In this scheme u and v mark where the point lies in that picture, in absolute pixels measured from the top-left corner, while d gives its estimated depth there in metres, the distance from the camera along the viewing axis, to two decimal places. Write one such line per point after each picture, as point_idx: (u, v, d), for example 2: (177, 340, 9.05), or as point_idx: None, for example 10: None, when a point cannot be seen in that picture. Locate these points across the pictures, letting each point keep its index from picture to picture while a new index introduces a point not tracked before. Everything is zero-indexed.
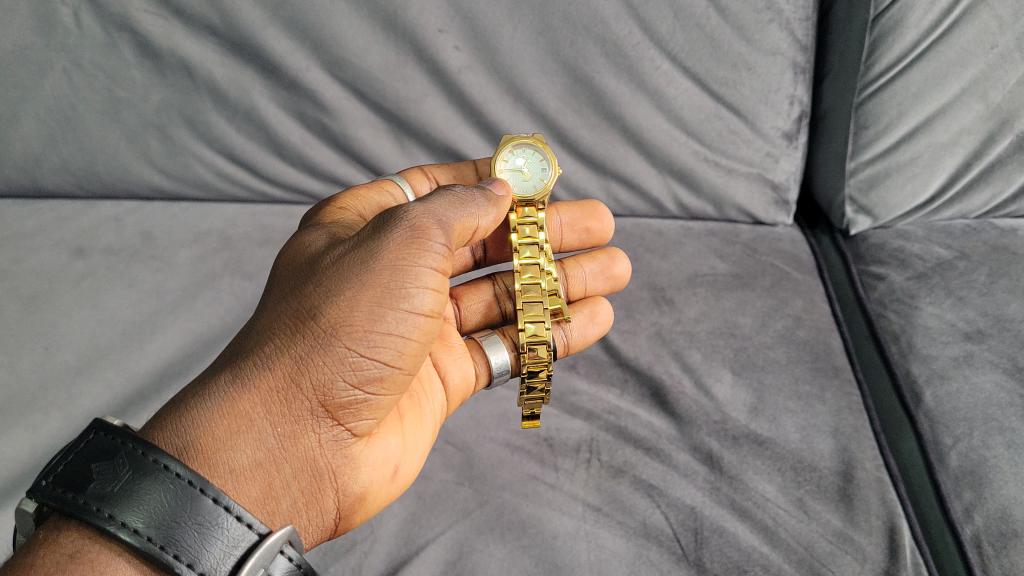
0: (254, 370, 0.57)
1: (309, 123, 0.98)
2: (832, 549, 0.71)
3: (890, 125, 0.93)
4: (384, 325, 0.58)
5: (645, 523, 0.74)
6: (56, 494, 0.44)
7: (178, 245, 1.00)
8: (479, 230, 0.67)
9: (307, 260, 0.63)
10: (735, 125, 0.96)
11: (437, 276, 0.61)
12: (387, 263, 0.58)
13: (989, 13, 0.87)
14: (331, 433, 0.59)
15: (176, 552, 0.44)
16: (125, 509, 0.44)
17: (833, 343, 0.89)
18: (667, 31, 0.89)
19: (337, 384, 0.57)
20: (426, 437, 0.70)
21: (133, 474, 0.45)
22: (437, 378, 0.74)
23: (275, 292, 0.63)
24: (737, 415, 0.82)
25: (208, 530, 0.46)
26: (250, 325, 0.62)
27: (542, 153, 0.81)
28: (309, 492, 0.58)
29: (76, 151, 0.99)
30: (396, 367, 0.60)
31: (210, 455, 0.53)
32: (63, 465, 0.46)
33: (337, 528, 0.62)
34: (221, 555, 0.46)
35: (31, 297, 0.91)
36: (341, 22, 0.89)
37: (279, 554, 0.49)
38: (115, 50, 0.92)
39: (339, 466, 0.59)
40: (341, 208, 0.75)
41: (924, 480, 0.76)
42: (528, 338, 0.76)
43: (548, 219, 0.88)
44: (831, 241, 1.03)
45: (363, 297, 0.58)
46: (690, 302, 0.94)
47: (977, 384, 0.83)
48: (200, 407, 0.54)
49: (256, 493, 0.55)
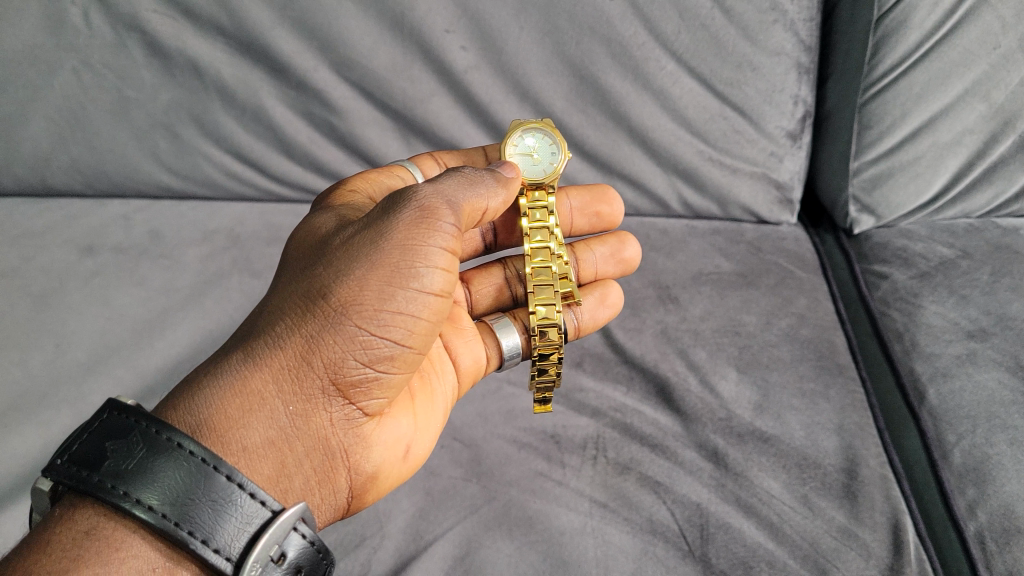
0: (266, 349, 0.58)
1: (317, 122, 0.98)
2: (837, 546, 0.72)
3: (893, 125, 0.94)
4: (394, 304, 0.59)
5: (651, 520, 0.74)
6: (72, 473, 0.44)
7: (186, 244, 1.00)
8: (488, 211, 0.68)
9: (318, 242, 0.65)
10: (740, 125, 0.96)
11: (447, 256, 0.61)
12: (396, 242, 0.59)
13: (992, 14, 0.89)
14: (342, 412, 0.60)
15: (191, 529, 0.45)
16: (140, 487, 0.45)
17: (837, 341, 0.90)
18: (672, 32, 0.89)
19: (348, 363, 0.58)
20: (436, 419, 0.71)
21: (148, 452, 0.46)
22: (448, 361, 0.75)
23: (287, 273, 0.64)
24: (742, 412, 0.83)
25: (222, 507, 0.46)
26: (263, 305, 0.63)
27: (551, 137, 0.84)
28: (322, 471, 0.59)
29: (85, 150, 0.99)
30: (406, 346, 0.60)
31: (222, 433, 0.53)
32: (78, 444, 0.46)
33: (350, 507, 0.64)
34: (235, 532, 0.46)
35: (41, 295, 0.92)
36: (349, 23, 0.89)
37: (293, 531, 0.49)
38: (124, 50, 0.93)
39: (351, 445, 0.60)
40: (350, 191, 0.76)
41: (927, 477, 0.77)
42: (539, 320, 0.77)
43: (558, 203, 0.89)
44: (835, 241, 1.03)
45: (373, 277, 0.58)
46: (695, 300, 0.94)
47: (979, 381, 0.84)
48: (213, 385, 0.56)
49: (269, 471, 0.55)
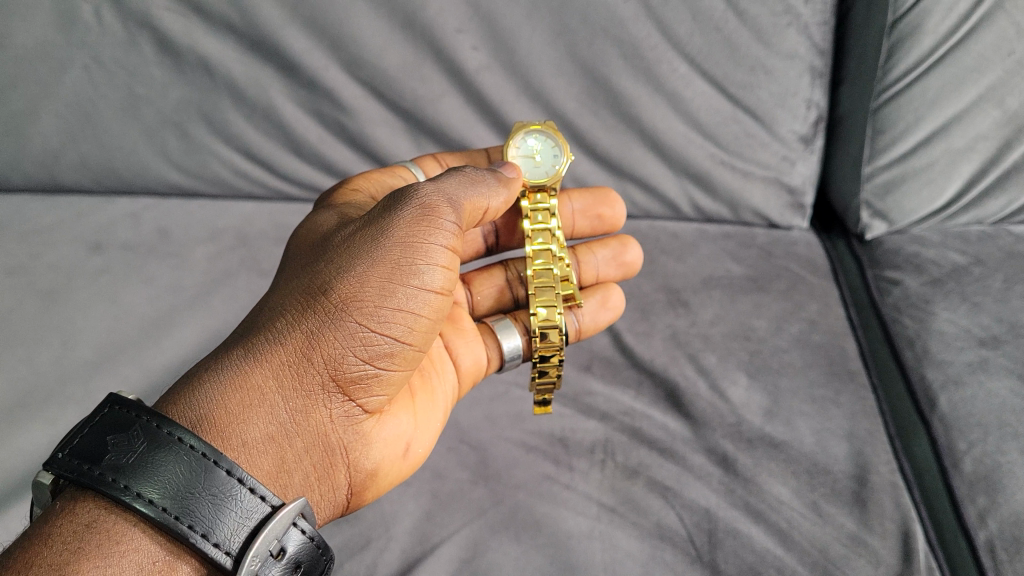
0: (267, 345, 0.57)
1: (327, 121, 0.98)
2: (847, 553, 0.72)
3: (906, 130, 0.93)
4: (395, 301, 0.59)
5: (659, 524, 0.74)
6: (72, 466, 0.44)
7: (195, 242, 1.00)
8: (489, 211, 0.69)
9: (319, 239, 0.65)
10: (752, 128, 0.96)
11: (448, 254, 0.63)
12: (398, 240, 0.60)
13: (1008, 19, 0.88)
14: (343, 408, 0.59)
15: (191, 523, 0.45)
16: (141, 481, 0.44)
17: (848, 348, 0.89)
18: (685, 34, 0.89)
19: (348, 359, 0.58)
20: (438, 417, 0.71)
21: (149, 446, 0.45)
22: (448, 360, 0.75)
23: (288, 271, 0.64)
24: (752, 418, 0.82)
25: (222, 501, 0.46)
26: (262, 303, 0.63)
27: (553, 139, 0.83)
28: (322, 467, 0.58)
29: (95, 147, 0.99)
30: (406, 343, 0.61)
31: (222, 427, 0.53)
32: (78, 437, 0.46)
33: (349, 505, 0.63)
34: (235, 527, 0.46)
35: (49, 292, 0.92)
36: (360, 22, 0.89)
37: (292, 527, 0.49)
38: (135, 47, 0.92)
39: (351, 442, 0.60)
40: (353, 190, 0.76)
41: (938, 485, 0.76)
42: (540, 322, 0.77)
43: (560, 206, 0.88)
44: (846, 245, 1.02)
45: (375, 273, 0.59)
46: (705, 305, 0.93)
47: (991, 389, 0.83)
48: (213, 379, 0.55)
49: (269, 467, 0.55)
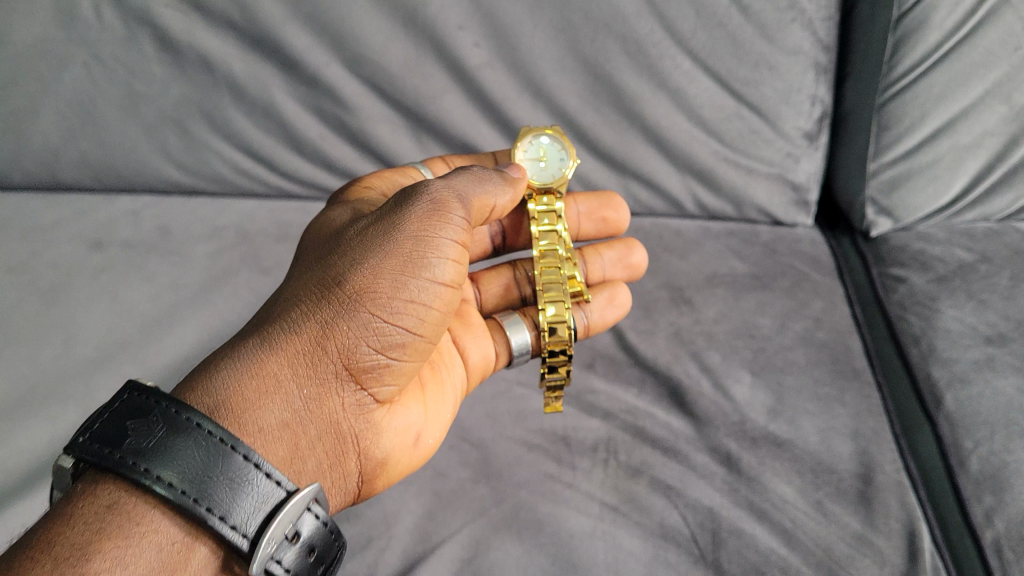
0: (282, 333, 0.56)
1: (328, 119, 0.97)
2: (852, 552, 0.71)
3: (912, 126, 0.92)
4: (408, 292, 0.59)
5: (662, 524, 0.73)
6: (96, 450, 0.43)
7: (196, 240, 1.00)
8: (496, 210, 0.68)
9: (333, 232, 0.64)
10: (757, 125, 0.95)
11: (458, 249, 0.63)
12: (411, 233, 0.60)
13: (1013, 15, 0.87)
14: (356, 399, 0.59)
15: (209, 505, 0.44)
16: (160, 464, 0.44)
17: (852, 346, 0.89)
18: (689, 30, 0.88)
19: (362, 349, 0.57)
20: (447, 411, 0.71)
21: (168, 431, 0.45)
22: (457, 355, 0.74)
23: (301, 263, 0.63)
24: (756, 416, 0.81)
25: (239, 486, 0.46)
26: (275, 295, 0.62)
27: (559, 143, 0.83)
28: (334, 457, 0.58)
29: (96, 145, 0.99)
30: (418, 334, 0.60)
31: (240, 413, 0.51)
32: (98, 423, 0.45)
33: (360, 495, 0.62)
34: (252, 510, 0.46)
35: (50, 290, 0.92)
36: (362, 18, 0.88)
37: (307, 512, 0.49)
38: (135, 44, 0.92)
39: (362, 433, 0.59)
40: (365, 187, 0.75)
41: (944, 484, 0.76)
42: (547, 317, 0.77)
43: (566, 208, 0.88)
44: (852, 244, 1.01)
45: (389, 265, 0.59)
46: (709, 302, 0.92)
47: (998, 387, 0.82)
48: (229, 365, 0.54)
49: (285, 454, 0.54)
